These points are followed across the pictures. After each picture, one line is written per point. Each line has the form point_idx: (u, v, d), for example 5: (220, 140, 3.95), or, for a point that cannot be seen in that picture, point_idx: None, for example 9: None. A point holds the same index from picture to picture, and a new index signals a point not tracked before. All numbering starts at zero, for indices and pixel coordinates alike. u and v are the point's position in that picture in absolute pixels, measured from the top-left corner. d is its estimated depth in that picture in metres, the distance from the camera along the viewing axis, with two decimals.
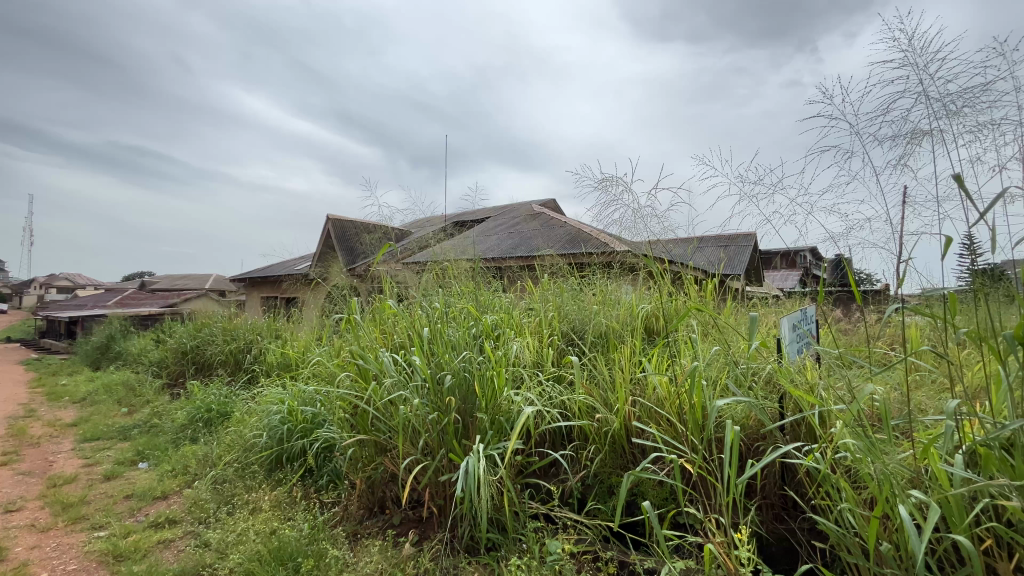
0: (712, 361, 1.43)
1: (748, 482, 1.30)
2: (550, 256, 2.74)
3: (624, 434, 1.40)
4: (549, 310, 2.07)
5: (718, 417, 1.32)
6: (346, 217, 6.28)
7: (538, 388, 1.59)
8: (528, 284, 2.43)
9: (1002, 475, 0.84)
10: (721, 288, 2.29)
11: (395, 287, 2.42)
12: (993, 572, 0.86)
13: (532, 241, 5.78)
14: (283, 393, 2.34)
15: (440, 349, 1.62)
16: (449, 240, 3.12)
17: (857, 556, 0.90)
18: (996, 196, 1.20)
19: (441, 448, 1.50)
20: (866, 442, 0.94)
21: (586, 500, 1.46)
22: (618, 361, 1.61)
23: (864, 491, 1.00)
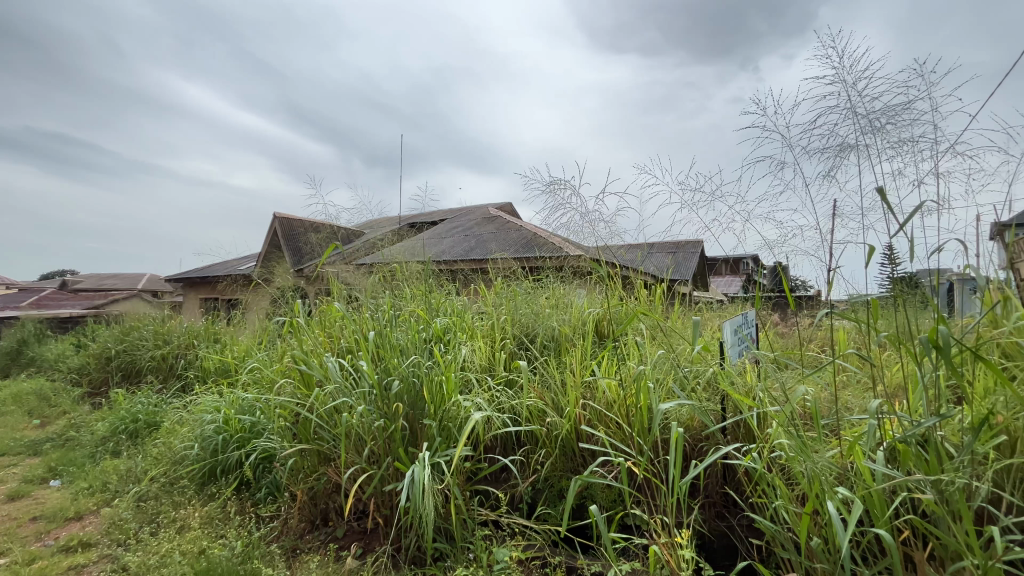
0: (659, 364, 1.47)
1: (691, 482, 1.34)
2: (503, 259, 2.74)
3: (573, 438, 1.42)
4: (502, 313, 2.06)
5: (664, 419, 1.35)
6: (294, 216, 6.04)
7: (488, 393, 1.58)
8: (481, 287, 2.41)
9: (918, 470, 0.90)
10: (670, 293, 2.37)
11: (343, 289, 2.34)
12: (911, 561, 0.92)
13: (486, 244, 5.77)
14: (219, 401, 2.20)
15: (387, 353, 1.57)
16: (401, 242, 3.05)
17: (791, 552, 0.94)
18: (913, 209, 1.29)
19: (387, 456, 1.45)
20: (798, 440, 0.98)
21: (536, 504, 1.45)
22: (568, 365, 1.62)
23: (797, 489, 1.04)
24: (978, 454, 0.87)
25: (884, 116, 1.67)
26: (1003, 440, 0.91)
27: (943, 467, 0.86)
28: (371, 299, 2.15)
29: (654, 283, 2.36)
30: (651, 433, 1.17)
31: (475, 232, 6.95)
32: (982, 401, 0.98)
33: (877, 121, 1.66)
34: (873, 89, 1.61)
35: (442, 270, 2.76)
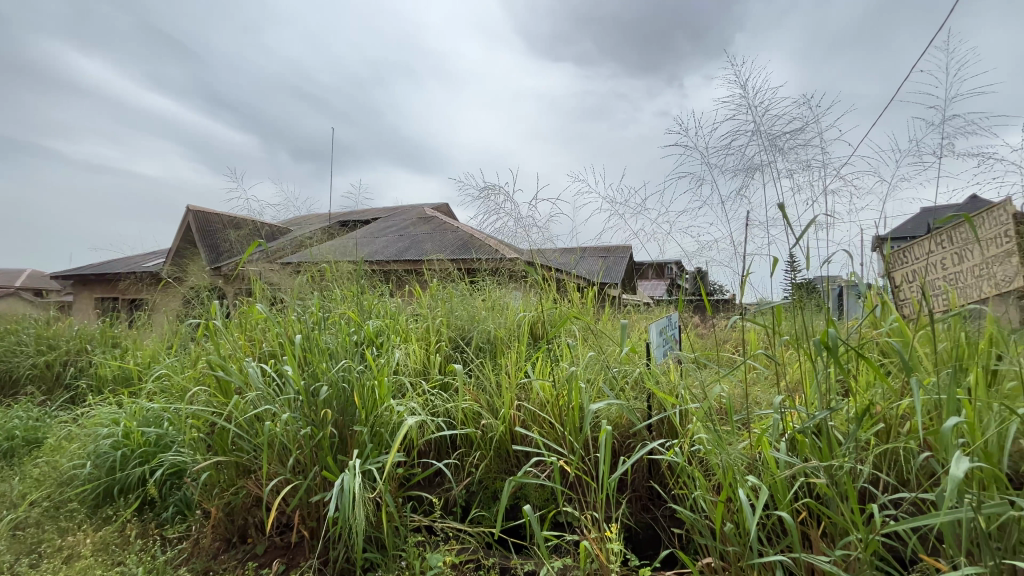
0: (590, 364, 1.52)
1: (620, 477, 1.40)
2: (439, 260, 2.70)
3: (507, 439, 1.43)
4: (438, 315, 2.03)
5: (595, 419, 1.40)
6: (209, 209, 5.58)
7: (422, 397, 1.55)
8: (416, 288, 2.36)
9: (813, 457, 1.00)
10: (601, 296, 2.46)
11: (266, 290, 2.20)
12: (807, 539, 1.02)
13: (422, 245, 5.67)
14: (118, 412, 1.98)
15: (315, 358, 1.49)
16: (331, 240, 2.92)
17: (707, 539, 1.01)
18: (811, 223, 1.44)
19: (314, 465, 1.38)
20: (714, 434, 1.06)
21: (470, 507, 1.45)
22: (503, 366, 1.63)
23: (713, 479, 1.12)
24: (862, 441, 0.99)
25: (787, 138, 1.83)
26: (881, 427, 1.04)
27: (834, 453, 0.97)
28: (298, 300, 2.04)
29: (586, 286, 2.45)
30: (582, 432, 1.21)
31: (409, 232, 6.81)
32: (865, 393, 1.12)
33: (781, 142, 1.82)
34: (778, 113, 1.77)
35: (375, 271, 2.68)
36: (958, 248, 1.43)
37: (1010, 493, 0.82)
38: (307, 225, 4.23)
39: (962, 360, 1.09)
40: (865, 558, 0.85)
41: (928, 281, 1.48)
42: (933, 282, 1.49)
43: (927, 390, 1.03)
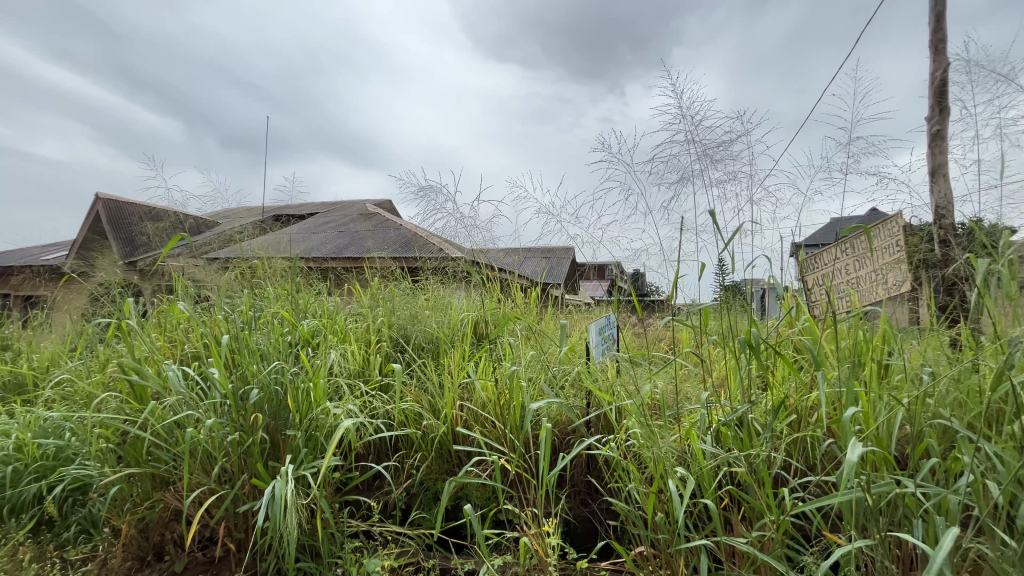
0: (531, 364, 1.54)
1: (560, 473, 1.43)
2: (380, 258, 2.63)
3: (449, 440, 1.42)
4: (379, 314, 1.98)
5: (536, 417, 1.42)
6: (120, 197, 5.07)
7: (361, 399, 1.51)
8: (355, 287, 2.29)
9: (735, 448, 1.08)
10: (544, 296, 2.50)
11: (189, 287, 2.04)
12: (729, 523, 1.10)
13: (362, 242, 5.49)
14: (7, 424, 1.76)
15: (244, 359, 1.40)
16: (263, 236, 2.76)
17: (640, 528, 1.06)
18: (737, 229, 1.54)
19: (242, 473, 1.31)
20: (647, 428, 1.11)
21: (410, 510, 1.43)
22: (446, 366, 1.62)
23: (646, 472, 1.17)
24: (776, 431, 1.08)
25: (716, 149, 1.95)
26: (792, 418, 1.13)
27: (752, 443, 1.05)
28: (225, 298, 1.91)
29: (530, 286, 2.48)
30: (522, 430, 1.23)
31: (349, 228, 6.57)
32: (780, 387, 1.22)
33: (711, 153, 1.94)
34: (709, 125, 1.88)
35: (312, 268, 2.59)
36: (859, 255, 1.58)
37: (895, 472, 0.93)
38: (237, 217, 3.97)
39: (860, 356, 1.21)
40: (777, 538, 0.93)
41: (836, 284, 1.63)
42: (838, 286, 1.63)
43: (832, 383, 1.14)
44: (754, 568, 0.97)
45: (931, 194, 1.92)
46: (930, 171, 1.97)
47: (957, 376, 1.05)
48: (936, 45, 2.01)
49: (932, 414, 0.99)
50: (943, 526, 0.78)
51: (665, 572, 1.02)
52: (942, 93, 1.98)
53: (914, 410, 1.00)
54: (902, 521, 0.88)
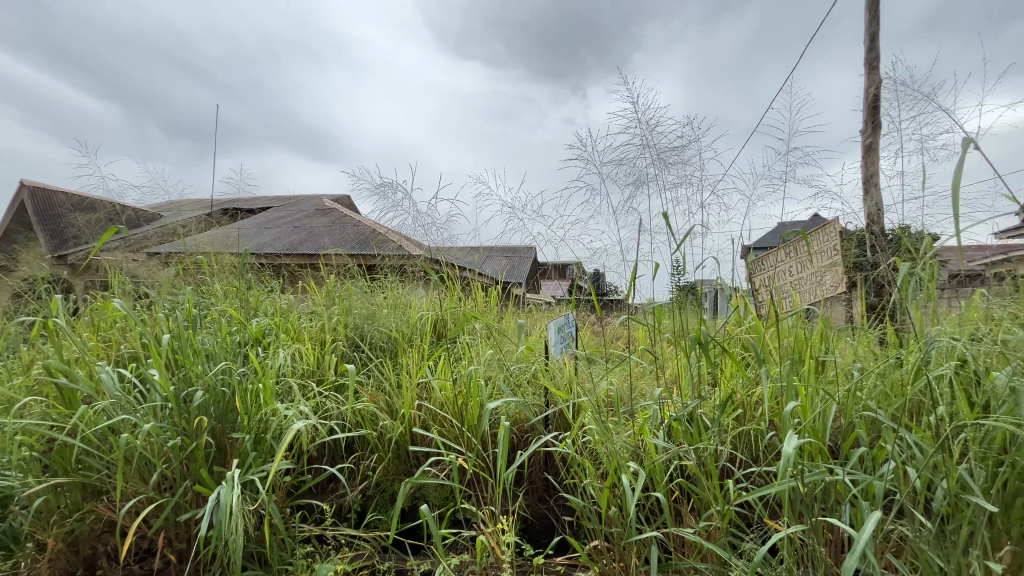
0: (490, 363, 1.54)
1: (517, 471, 1.44)
2: (337, 255, 2.56)
3: (406, 440, 1.40)
4: (335, 313, 1.92)
5: (494, 416, 1.42)
6: (48, 185, 4.68)
7: (314, 401, 1.46)
8: (310, 284, 2.21)
9: (685, 442, 1.12)
10: (504, 294, 2.51)
11: (127, 283, 1.91)
12: (679, 514, 1.14)
13: (319, 238, 5.32)
14: None
15: (187, 360, 1.33)
16: (211, 230, 2.62)
17: (594, 523, 1.08)
18: (689, 232, 1.60)
19: (185, 480, 1.24)
20: (602, 425, 1.14)
21: (366, 512, 1.40)
22: (404, 366, 1.59)
23: (600, 467, 1.20)
24: (723, 425, 1.13)
25: (671, 154, 2.01)
26: (738, 413, 1.19)
27: (700, 437, 1.10)
28: (167, 295, 1.80)
29: (490, 285, 2.48)
30: (480, 429, 1.23)
31: (305, 224, 6.35)
32: (728, 383, 1.27)
33: (666, 157, 2.00)
34: (664, 130, 1.93)
35: (264, 264, 2.49)
36: (801, 257, 1.67)
37: (828, 462, 0.99)
38: (183, 210, 3.76)
39: (800, 353, 1.29)
40: (722, 527, 0.98)
41: (780, 285, 1.72)
42: (782, 287, 1.72)
43: (774, 379, 1.20)
44: (700, 557, 1.02)
45: (864, 202, 2.06)
46: (864, 180, 2.11)
47: (884, 371, 1.13)
48: (870, 63, 2.15)
49: (861, 407, 1.06)
50: (869, 510, 0.84)
51: (618, 564, 1.05)
52: (875, 108, 2.12)
53: (845, 404, 1.07)
54: (834, 507, 0.94)
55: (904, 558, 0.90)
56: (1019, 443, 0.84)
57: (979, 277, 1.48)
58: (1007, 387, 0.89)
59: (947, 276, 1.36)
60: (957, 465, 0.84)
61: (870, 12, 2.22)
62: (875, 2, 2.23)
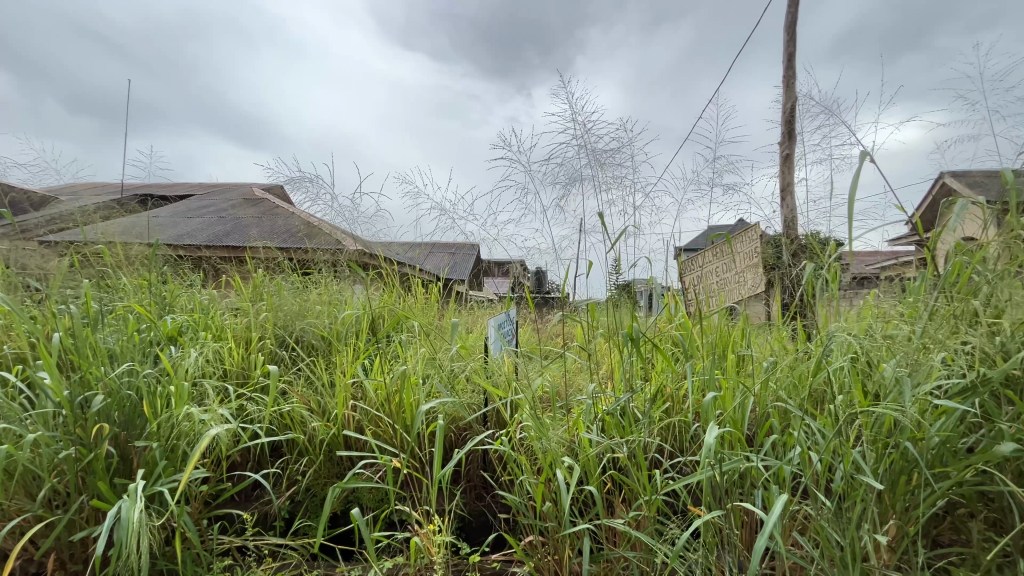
0: (427, 361, 1.51)
1: (455, 470, 1.42)
2: (266, 248, 2.41)
3: (338, 442, 1.34)
4: (262, 309, 1.81)
5: (431, 415, 1.39)
6: None
7: (236, 403, 1.36)
8: (234, 279, 2.07)
9: (617, 436, 1.16)
10: (445, 291, 2.48)
11: (13, 275, 1.69)
12: (611, 505, 1.18)
13: (247, 229, 4.98)
14: None
15: (84, 361, 1.20)
16: (118, 219, 2.38)
17: (529, 518, 1.09)
18: (623, 231, 1.65)
19: (81, 494, 1.12)
20: (537, 421, 1.15)
21: (294, 519, 1.33)
22: (337, 364, 1.53)
23: (537, 463, 1.21)
24: (652, 417, 1.18)
25: (607, 155, 2.07)
26: (666, 406, 1.24)
27: (631, 430, 1.14)
28: (61, 289, 1.61)
29: (431, 282, 2.44)
30: (414, 429, 1.19)
31: (232, 214, 5.94)
32: (658, 377, 1.33)
33: (602, 159, 2.06)
34: (601, 133, 1.99)
35: (182, 256, 2.30)
36: (726, 259, 1.78)
37: (745, 450, 1.06)
38: (88, 195, 3.40)
39: (723, 348, 1.37)
40: (650, 515, 1.02)
41: (707, 285, 1.82)
42: (710, 286, 1.81)
43: (699, 373, 1.27)
44: (630, 545, 1.06)
45: (781, 208, 2.23)
46: (781, 188, 2.28)
47: (794, 364, 1.23)
48: (788, 81, 2.33)
49: (774, 397, 1.14)
50: (778, 492, 0.91)
51: (552, 557, 1.07)
52: (791, 122, 2.30)
53: (761, 395, 1.15)
54: (749, 492, 1.01)
55: (808, 535, 0.98)
56: (901, 427, 0.94)
57: (876, 278, 1.64)
58: (893, 377, 1.00)
59: (849, 277, 1.50)
60: (851, 448, 0.93)
61: (788, 34, 2.40)
62: (792, 24, 2.41)
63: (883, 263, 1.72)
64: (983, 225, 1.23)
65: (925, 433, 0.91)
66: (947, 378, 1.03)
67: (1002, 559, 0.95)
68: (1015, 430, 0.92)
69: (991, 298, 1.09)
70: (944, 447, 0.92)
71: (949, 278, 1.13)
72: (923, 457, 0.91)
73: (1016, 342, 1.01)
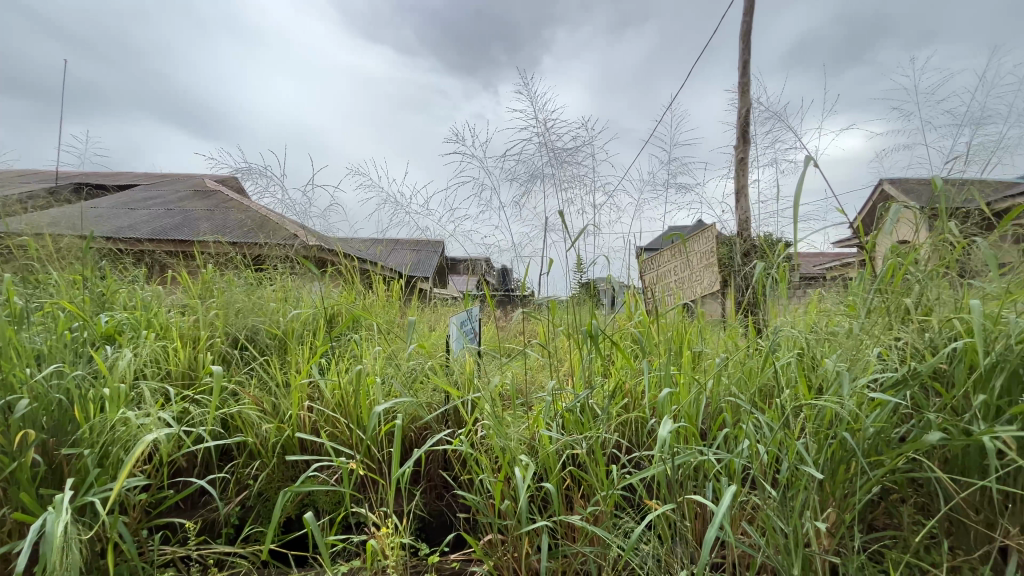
0: (386, 360, 1.48)
1: (415, 469, 1.40)
2: (217, 243, 2.30)
3: (292, 444, 1.30)
4: (211, 306, 1.73)
5: (389, 415, 1.37)
6: None
7: (180, 405, 1.29)
8: (181, 275, 1.96)
9: (575, 433, 1.17)
10: (408, 288, 2.44)
11: None
12: (570, 501, 1.19)
13: (198, 222, 4.75)
14: None
15: (6, 363, 1.11)
16: (52, 210, 2.22)
17: (489, 517, 1.09)
18: (583, 229, 1.67)
19: (3, 507, 1.04)
20: (496, 419, 1.14)
21: (244, 525, 1.28)
22: (291, 363, 1.47)
23: (496, 461, 1.20)
24: (610, 414, 1.20)
25: (567, 154, 2.09)
26: (624, 402, 1.26)
27: (589, 427, 1.16)
28: None
29: (393, 279, 2.40)
30: (369, 431, 1.15)
31: (182, 206, 5.64)
32: (617, 373, 1.35)
33: (564, 159, 2.08)
34: (562, 132, 2.01)
35: (123, 250, 2.17)
36: (684, 258, 1.83)
37: (697, 444, 1.09)
38: (19, 183, 3.14)
39: (679, 345, 1.41)
40: (606, 510, 1.04)
41: (666, 283, 1.86)
42: (668, 284, 1.86)
43: (656, 370, 1.30)
44: (587, 540, 1.07)
45: (737, 210, 2.31)
46: (736, 190, 2.36)
47: (744, 360, 1.27)
48: (742, 87, 2.42)
49: (726, 392, 1.18)
50: (727, 484, 0.94)
51: (511, 555, 1.07)
52: (745, 127, 2.39)
53: (713, 390, 1.19)
54: (701, 485, 1.05)
55: (755, 524, 1.03)
56: (840, 419, 0.99)
57: (821, 278, 1.73)
58: (834, 372, 1.06)
59: (797, 277, 1.57)
60: (795, 440, 0.97)
61: (743, 42, 2.49)
62: (747, 32, 2.50)
63: (828, 264, 1.81)
64: (915, 227, 1.31)
65: (862, 424, 0.97)
66: (882, 372, 1.09)
67: (929, 541, 1.02)
68: (941, 420, 0.99)
69: (921, 298, 1.17)
70: (878, 436, 0.98)
71: (885, 278, 1.20)
72: (859, 447, 0.96)
73: (943, 338, 1.09)
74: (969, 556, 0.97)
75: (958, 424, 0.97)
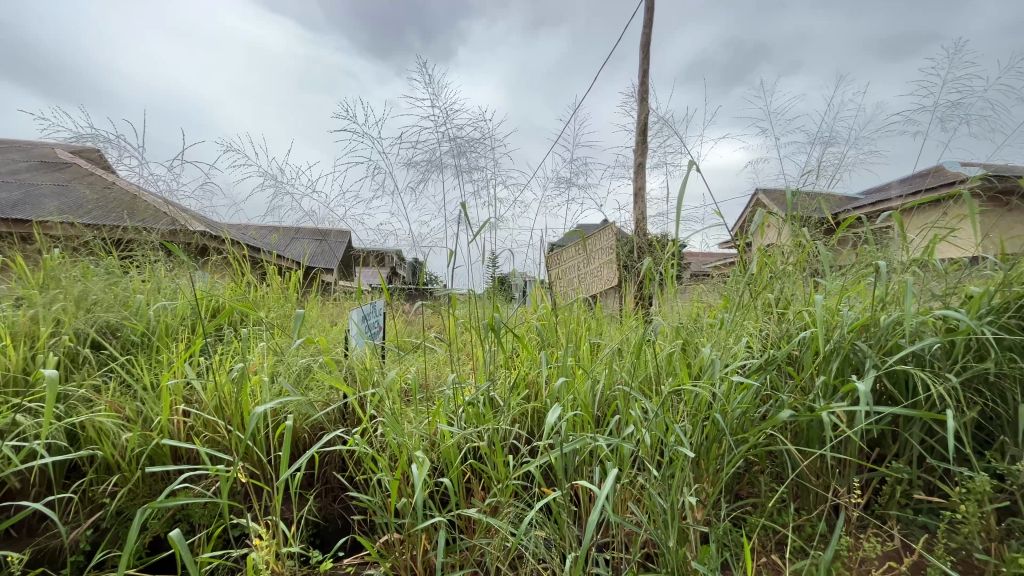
0: (274, 357, 1.37)
1: (310, 473, 1.32)
2: (64, 224, 1.97)
3: (160, 454, 1.16)
4: (57, 298, 1.48)
5: (277, 416, 1.27)
6: None
7: (7, 417, 1.09)
8: (15, 262, 1.65)
9: (476, 426, 1.17)
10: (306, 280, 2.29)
11: None
12: (471, 494, 1.19)
13: (48, 197, 4.04)
14: None
15: None
16: None
17: (385, 517, 1.06)
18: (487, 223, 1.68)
19: None
20: (394, 415, 1.10)
21: (98, 549, 1.12)
22: (161, 362, 1.31)
23: (395, 459, 1.17)
24: (511, 405, 1.22)
25: (470, 145, 2.08)
26: (524, 394, 1.29)
27: (489, 419, 1.17)
28: None
29: (290, 270, 2.24)
30: (246, 435, 1.03)
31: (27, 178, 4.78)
32: (520, 365, 1.38)
33: (470, 151, 2.08)
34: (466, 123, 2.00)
35: None
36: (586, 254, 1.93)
37: (591, 431, 1.15)
38: None
39: (578, 337, 1.48)
40: (505, 500, 1.06)
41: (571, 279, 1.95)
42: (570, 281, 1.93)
43: (555, 361, 1.35)
44: (486, 531, 1.09)
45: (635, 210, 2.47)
46: (635, 192, 2.52)
47: (634, 349, 1.37)
48: (641, 95, 2.59)
49: (618, 381, 1.26)
50: (614, 467, 1.00)
51: (409, 553, 1.05)
52: (644, 133, 2.56)
53: (605, 379, 1.26)
54: (593, 469, 1.11)
55: (640, 502, 1.11)
56: (713, 402, 1.10)
57: (706, 275, 1.91)
58: (707, 360, 1.17)
59: (683, 273, 1.72)
60: (674, 424, 1.06)
61: (642, 51, 2.66)
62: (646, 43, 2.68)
63: (710, 263, 2.00)
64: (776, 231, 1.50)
65: (729, 406, 1.09)
66: (747, 359, 1.23)
67: (781, 504, 1.18)
68: (792, 399, 1.15)
69: (780, 293, 1.34)
70: (744, 416, 1.10)
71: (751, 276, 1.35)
72: (728, 426, 1.08)
73: (794, 328, 1.25)
74: (810, 515, 1.14)
75: (805, 402, 1.12)
